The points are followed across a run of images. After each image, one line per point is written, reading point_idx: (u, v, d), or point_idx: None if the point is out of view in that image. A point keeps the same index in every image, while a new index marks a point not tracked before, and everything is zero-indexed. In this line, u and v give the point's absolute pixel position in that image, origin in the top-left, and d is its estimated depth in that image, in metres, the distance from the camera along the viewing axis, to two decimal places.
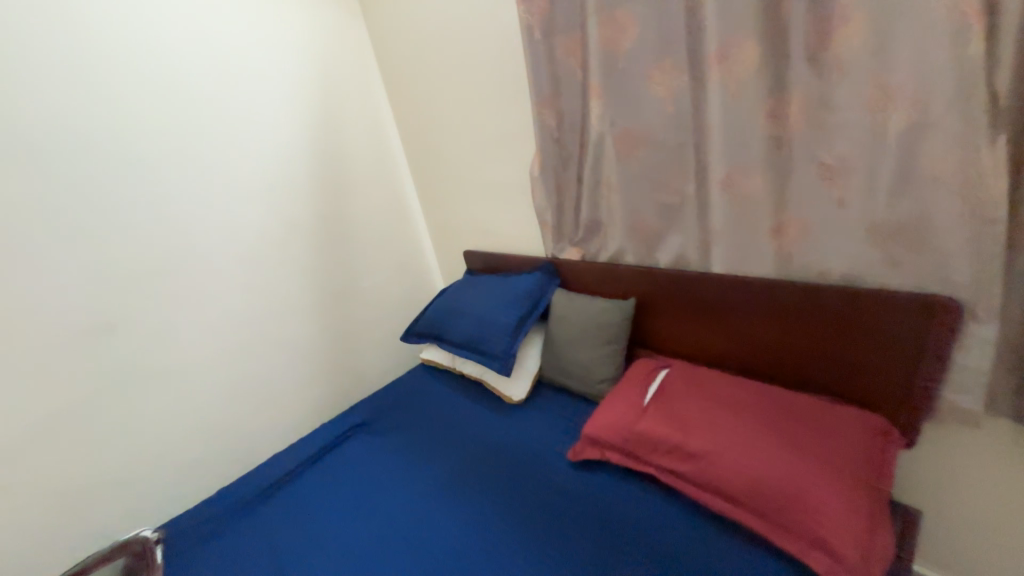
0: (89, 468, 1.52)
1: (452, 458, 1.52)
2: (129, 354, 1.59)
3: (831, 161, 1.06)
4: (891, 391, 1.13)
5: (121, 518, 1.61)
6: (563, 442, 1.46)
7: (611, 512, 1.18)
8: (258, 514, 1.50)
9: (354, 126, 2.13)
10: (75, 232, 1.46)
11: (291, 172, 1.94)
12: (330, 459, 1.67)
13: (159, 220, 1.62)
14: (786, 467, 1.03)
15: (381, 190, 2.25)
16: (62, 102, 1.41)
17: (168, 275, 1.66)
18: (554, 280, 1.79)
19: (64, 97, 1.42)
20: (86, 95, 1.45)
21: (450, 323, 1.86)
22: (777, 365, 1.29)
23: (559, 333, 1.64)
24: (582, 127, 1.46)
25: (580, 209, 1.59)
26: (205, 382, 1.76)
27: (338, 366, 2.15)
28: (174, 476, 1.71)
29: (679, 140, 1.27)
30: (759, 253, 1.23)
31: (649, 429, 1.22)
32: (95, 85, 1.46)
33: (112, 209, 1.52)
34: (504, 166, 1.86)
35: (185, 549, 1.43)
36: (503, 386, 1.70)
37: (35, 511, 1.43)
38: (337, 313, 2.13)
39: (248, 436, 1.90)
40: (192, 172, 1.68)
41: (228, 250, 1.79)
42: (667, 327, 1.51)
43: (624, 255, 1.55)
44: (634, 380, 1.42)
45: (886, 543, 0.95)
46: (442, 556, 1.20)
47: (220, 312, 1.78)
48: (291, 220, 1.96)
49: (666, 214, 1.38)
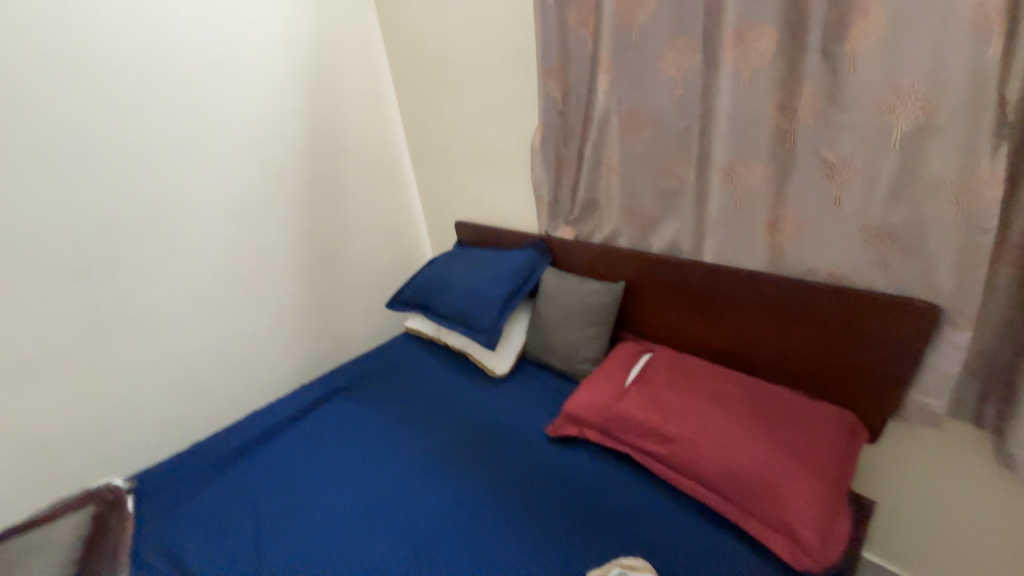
0: (61, 415, 1.49)
1: (433, 427, 1.53)
2: (102, 303, 1.53)
3: (833, 159, 1.06)
4: (862, 389, 1.17)
5: (91, 467, 1.58)
6: (543, 418, 1.48)
7: (586, 488, 1.22)
8: (234, 471, 1.49)
9: (349, 83, 2.03)
10: (50, 172, 1.38)
11: (280, 124, 1.85)
12: (309, 421, 1.66)
13: (141, 165, 1.54)
14: (758, 455, 1.07)
15: (374, 152, 2.17)
16: (30, 26, 1.31)
17: (150, 225, 1.59)
18: (545, 258, 1.78)
19: (33, 21, 1.31)
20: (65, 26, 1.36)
21: (437, 294, 1.84)
22: (757, 357, 1.33)
23: (546, 311, 1.64)
24: (588, 103, 1.42)
25: (578, 188, 1.57)
26: (184, 337, 1.72)
27: (320, 329, 2.12)
28: (149, 429, 1.68)
29: (686, 124, 1.25)
30: (753, 246, 1.24)
31: (630, 412, 1.25)
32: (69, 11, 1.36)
33: (91, 151, 1.44)
34: (504, 138, 1.81)
35: (159, 501, 1.42)
36: (487, 360, 1.71)
37: (2, 454, 1.40)
38: (323, 276, 2.08)
39: (227, 393, 1.87)
40: (174, 116, 1.59)
41: (211, 202, 1.72)
42: (653, 313, 1.52)
43: (618, 238, 1.54)
44: (618, 363, 1.43)
45: (843, 530, 1.01)
46: (419, 521, 1.22)
47: (200, 266, 1.72)
48: (278, 175, 1.88)
49: (664, 200, 1.37)
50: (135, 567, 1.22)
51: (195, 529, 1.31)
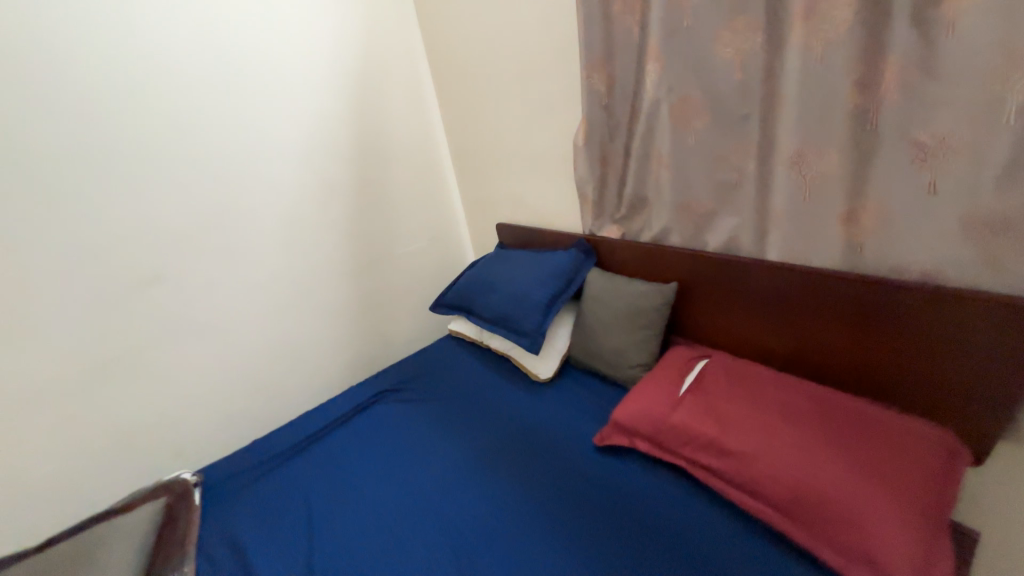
0: (140, 410, 1.63)
1: (476, 432, 1.51)
2: (175, 307, 1.65)
3: (925, 140, 0.93)
4: (964, 404, 1.02)
5: (165, 458, 1.71)
6: (590, 425, 1.42)
7: (636, 502, 1.15)
8: (288, 469, 1.55)
9: (392, 89, 2.06)
10: (129, 186, 1.51)
11: (328, 134, 1.91)
12: (357, 422, 1.70)
13: (206, 177, 1.65)
14: (837, 476, 0.96)
15: (417, 157, 2.19)
16: (113, 56, 1.44)
17: (214, 233, 1.70)
18: (590, 259, 1.71)
19: (115, 50, 1.44)
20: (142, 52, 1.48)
21: (479, 296, 1.83)
22: (830, 365, 1.20)
23: (591, 314, 1.58)
24: (635, 94, 1.35)
25: (625, 184, 1.49)
26: (244, 338, 1.82)
27: (368, 332, 2.17)
28: (215, 424, 1.80)
29: (745, 110, 1.15)
30: (825, 241, 1.12)
31: (685, 422, 1.16)
32: (145, 39, 1.48)
33: (162, 167, 1.56)
34: (545, 136, 1.77)
35: (220, 494, 1.50)
36: (530, 363, 1.67)
37: (92, 444, 1.55)
38: (370, 279, 2.13)
39: (283, 392, 1.96)
40: (234, 131, 1.69)
41: (267, 211, 1.81)
42: (709, 315, 1.42)
43: (669, 236, 1.45)
44: (670, 369, 1.35)
45: (946, 568, 0.87)
46: (464, 528, 1.20)
47: (257, 271, 1.81)
48: (328, 183, 1.94)
49: (720, 193, 1.27)
50: (201, 555, 1.29)
51: (252, 522, 1.37)
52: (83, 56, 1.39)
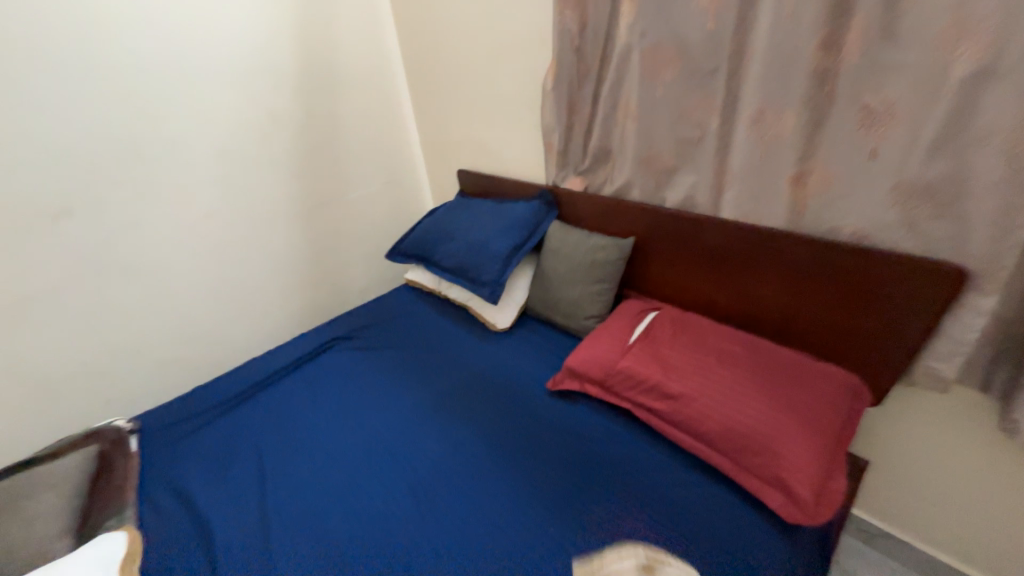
0: (60, 356, 1.49)
1: (433, 378, 1.53)
2: (96, 245, 1.48)
3: (875, 105, 0.97)
4: (871, 353, 1.15)
5: (97, 406, 1.60)
6: (544, 372, 1.47)
7: (585, 441, 1.23)
8: (236, 415, 1.50)
9: (343, 9, 1.84)
10: (23, 100, 1.28)
11: (269, 56, 1.70)
12: (309, 369, 1.66)
13: (124, 97, 1.43)
14: (760, 413, 1.06)
15: (372, 92, 2.02)
16: None
17: (136, 163, 1.50)
18: (552, 211, 1.70)
19: None
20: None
21: (439, 244, 1.79)
22: (765, 319, 1.30)
23: (551, 266, 1.60)
24: (607, 37, 1.30)
25: (591, 134, 1.47)
26: (180, 282, 1.68)
27: (319, 278, 2.08)
28: (150, 371, 1.69)
29: (715, 64, 1.14)
30: (775, 202, 1.17)
31: (632, 368, 1.24)
32: None
33: (63, 79, 1.33)
34: (511, 77, 1.68)
35: (163, 440, 1.44)
36: (488, 313, 1.68)
37: (8, 392, 1.41)
38: (322, 223, 2.01)
39: (225, 339, 1.86)
40: (156, 43, 1.46)
41: (202, 141, 1.62)
42: (662, 270, 1.48)
43: (630, 190, 1.47)
44: (622, 319, 1.41)
45: (839, 489, 1.02)
46: (421, 468, 1.25)
47: (191, 208, 1.65)
48: (271, 114, 1.76)
49: (683, 149, 1.28)
50: (143, 500, 1.26)
51: (200, 469, 1.34)
52: None
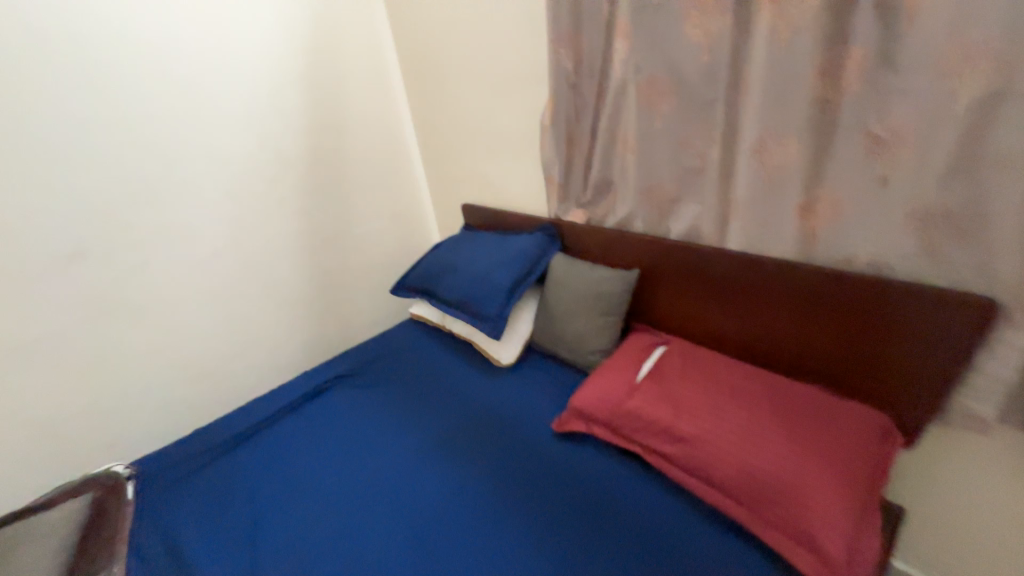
0: (64, 399, 1.48)
1: (435, 419, 1.47)
2: (105, 287, 1.50)
3: (881, 132, 0.94)
4: (900, 390, 1.07)
5: (99, 450, 1.58)
6: (550, 411, 1.41)
7: (593, 488, 1.15)
8: (234, 459, 1.46)
9: (350, 57, 1.93)
10: (43, 149, 1.35)
11: (280, 102, 1.77)
12: (311, 408, 1.63)
13: (140, 144, 1.50)
14: (781, 459, 0.99)
15: (378, 131, 2.08)
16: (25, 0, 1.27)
17: (148, 206, 1.54)
18: (555, 243, 1.69)
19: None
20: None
21: (442, 279, 1.77)
22: (780, 352, 1.23)
23: (554, 299, 1.56)
24: (602, 73, 1.31)
25: (590, 167, 1.46)
26: (186, 321, 1.68)
27: (326, 314, 2.07)
28: (153, 413, 1.67)
29: (712, 95, 1.13)
30: (783, 231, 1.13)
31: (641, 408, 1.17)
32: None
33: (82, 129, 1.40)
34: (511, 114, 1.70)
35: (159, 485, 1.40)
36: (492, 348, 1.64)
37: (11, 436, 1.40)
38: (328, 259, 2.03)
39: (230, 378, 1.84)
40: (172, 95, 1.54)
41: (213, 183, 1.67)
42: (669, 303, 1.42)
43: (633, 221, 1.44)
44: (629, 355, 1.35)
45: (874, 546, 0.92)
46: (419, 518, 1.17)
47: (200, 248, 1.67)
48: (281, 156, 1.81)
49: (684, 179, 1.26)
50: (133, 552, 1.21)
51: (193, 518, 1.29)
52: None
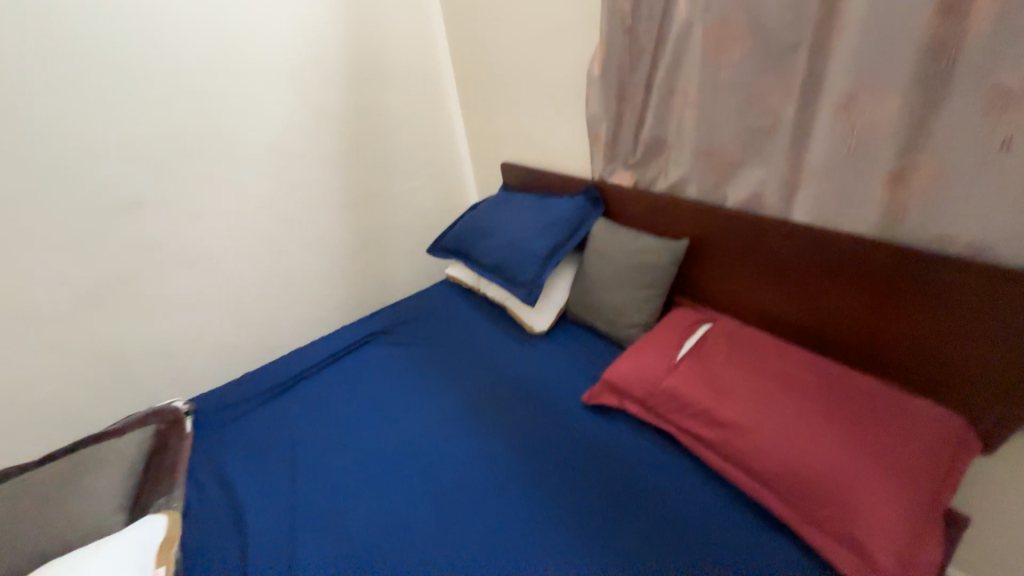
0: (130, 339, 1.61)
1: (465, 382, 1.48)
2: (160, 237, 1.58)
3: (1013, 84, 0.76)
4: (984, 390, 0.94)
5: (162, 386, 1.73)
6: (581, 383, 1.37)
7: (619, 465, 1.13)
8: (279, 405, 1.56)
9: (390, 0, 1.82)
10: (96, 96, 1.38)
11: (318, 50, 1.71)
12: (348, 362, 1.69)
13: (183, 96, 1.51)
14: (829, 454, 0.91)
15: (418, 82, 1.98)
16: None
17: (194, 157, 1.58)
18: (598, 208, 1.58)
19: None
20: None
21: (477, 242, 1.73)
22: (843, 340, 1.11)
23: (593, 268, 1.48)
24: (664, 14, 1.15)
25: (642, 125, 1.33)
26: (234, 272, 1.76)
27: (364, 271, 2.10)
28: (207, 356, 1.79)
29: (795, 39, 0.96)
30: (864, 203, 0.98)
31: (679, 389, 1.11)
32: None
33: (131, 77, 1.41)
34: (558, 63, 1.56)
35: (213, 425, 1.52)
36: (525, 315, 1.60)
37: (87, 368, 1.56)
38: (367, 216, 2.03)
39: (275, 329, 1.93)
40: (212, 44, 1.52)
41: (255, 137, 1.67)
42: (719, 277, 1.31)
43: (686, 186, 1.31)
44: (670, 331, 1.27)
45: (930, 556, 0.84)
46: (445, 477, 1.21)
47: (244, 202, 1.71)
48: (320, 108, 1.78)
49: (750, 140, 1.11)
50: (192, 482, 1.35)
51: (242, 457, 1.40)
52: None
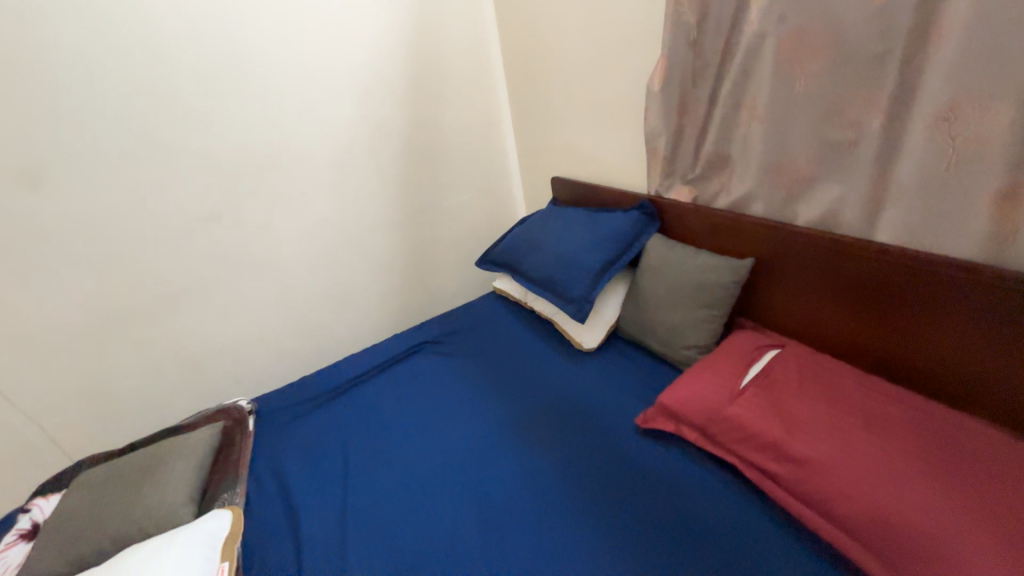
0: (203, 340, 1.74)
1: (513, 397, 1.47)
2: (234, 246, 1.71)
3: None
4: None
5: (229, 385, 1.84)
6: (633, 404, 1.33)
7: (675, 495, 1.07)
8: (333, 409, 1.62)
9: (451, 22, 1.89)
10: (185, 117, 1.52)
11: (382, 72, 1.80)
12: (399, 370, 1.73)
13: (259, 117, 1.63)
14: (924, 502, 0.81)
15: (474, 99, 2.04)
16: None
17: (267, 172, 1.70)
18: (653, 223, 1.55)
19: None
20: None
21: (527, 256, 1.73)
22: (936, 375, 1.01)
23: (647, 285, 1.44)
24: (732, 27, 1.11)
25: (704, 139, 1.28)
26: (297, 279, 1.86)
27: (415, 281, 2.16)
28: (269, 358, 1.90)
29: (882, 49, 0.90)
30: (966, 223, 0.89)
31: (744, 419, 1.04)
32: None
33: (217, 99, 1.55)
34: (616, 78, 1.55)
35: (272, 425, 1.60)
36: (574, 331, 1.57)
37: (166, 365, 1.70)
38: (420, 228, 2.09)
39: (331, 334, 2.02)
40: (286, 68, 1.63)
41: (321, 154, 1.78)
42: (786, 299, 1.23)
43: (751, 203, 1.25)
44: (733, 355, 1.20)
45: None
46: (491, 493, 1.20)
47: (308, 214, 1.82)
48: (381, 126, 1.86)
49: (827, 155, 1.04)
50: (253, 479, 1.43)
51: (298, 457, 1.47)
52: None
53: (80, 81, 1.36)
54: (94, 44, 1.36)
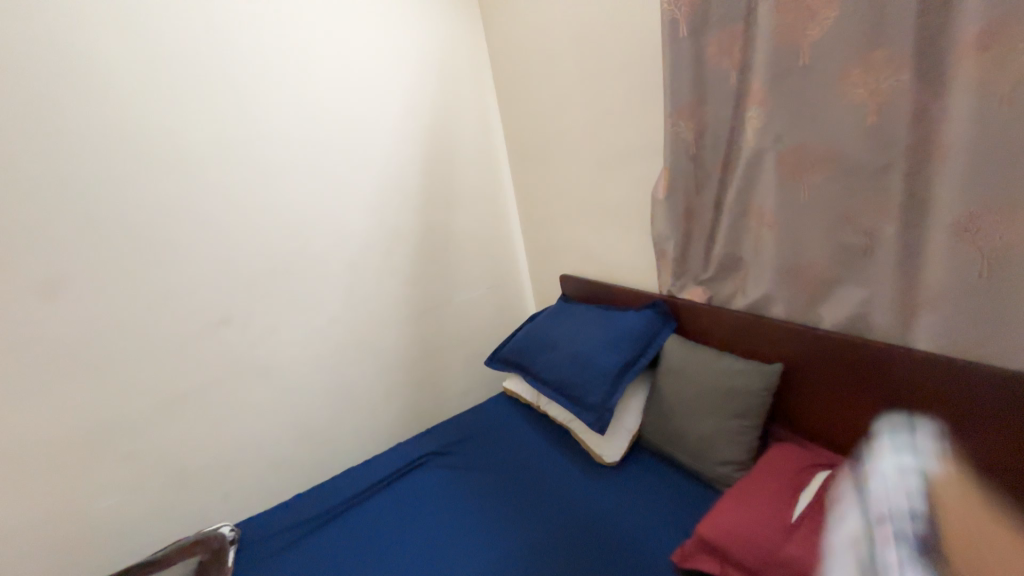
0: (193, 453, 1.62)
1: (530, 521, 1.30)
2: (240, 350, 1.67)
3: None
4: None
5: (215, 504, 1.68)
6: (669, 534, 1.15)
7: None
8: (325, 536, 1.43)
9: (464, 140, 2.07)
10: (208, 226, 1.57)
11: (400, 183, 1.93)
12: (401, 487, 1.56)
13: (280, 225, 1.70)
14: None
15: (484, 204, 2.15)
16: (206, 110, 1.53)
17: (282, 276, 1.72)
18: (669, 323, 1.50)
19: (209, 105, 1.53)
20: (215, 86, 1.52)
21: (539, 356, 1.65)
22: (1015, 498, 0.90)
23: (671, 390, 1.34)
24: (730, 143, 1.18)
25: (714, 242, 1.29)
26: (300, 383, 1.79)
27: (422, 381, 2.07)
28: (261, 471, 1.75)
29: (884, 163, 0.93)
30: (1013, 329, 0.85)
31: (806, 565, 0.87)
32: (246, 99, 1.59)
33: (241, 210, 1.62)
34: (621, 186, 1.63)
35: (256, 556, 1.41)
36: (594, 442, 1.44)
37: (149, 482, 1.56)
38: (429, 327, 2.06)
39: (330, 442, 1.89)
40: (310, 181, 1.74)
41: (336, 258, 1.82)
42: (825, 408, 1.14)
43: (771, 305, 1.21)
44: (779, 476, 1.06)
45: None
46: None
47: (319, 316, 1.81)
48: (396, 231, 1.94)
49: (845, 259, 1.03)
50: None
51: None
52: (185, 110, 1.49)
53: (107, 195, 1.41)
54: (128, 162, 1.43)
